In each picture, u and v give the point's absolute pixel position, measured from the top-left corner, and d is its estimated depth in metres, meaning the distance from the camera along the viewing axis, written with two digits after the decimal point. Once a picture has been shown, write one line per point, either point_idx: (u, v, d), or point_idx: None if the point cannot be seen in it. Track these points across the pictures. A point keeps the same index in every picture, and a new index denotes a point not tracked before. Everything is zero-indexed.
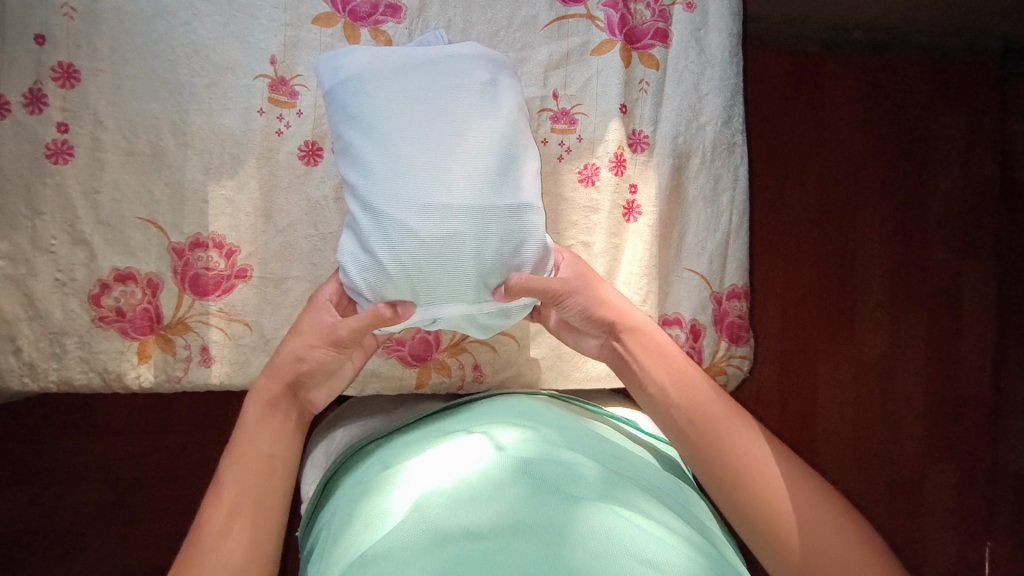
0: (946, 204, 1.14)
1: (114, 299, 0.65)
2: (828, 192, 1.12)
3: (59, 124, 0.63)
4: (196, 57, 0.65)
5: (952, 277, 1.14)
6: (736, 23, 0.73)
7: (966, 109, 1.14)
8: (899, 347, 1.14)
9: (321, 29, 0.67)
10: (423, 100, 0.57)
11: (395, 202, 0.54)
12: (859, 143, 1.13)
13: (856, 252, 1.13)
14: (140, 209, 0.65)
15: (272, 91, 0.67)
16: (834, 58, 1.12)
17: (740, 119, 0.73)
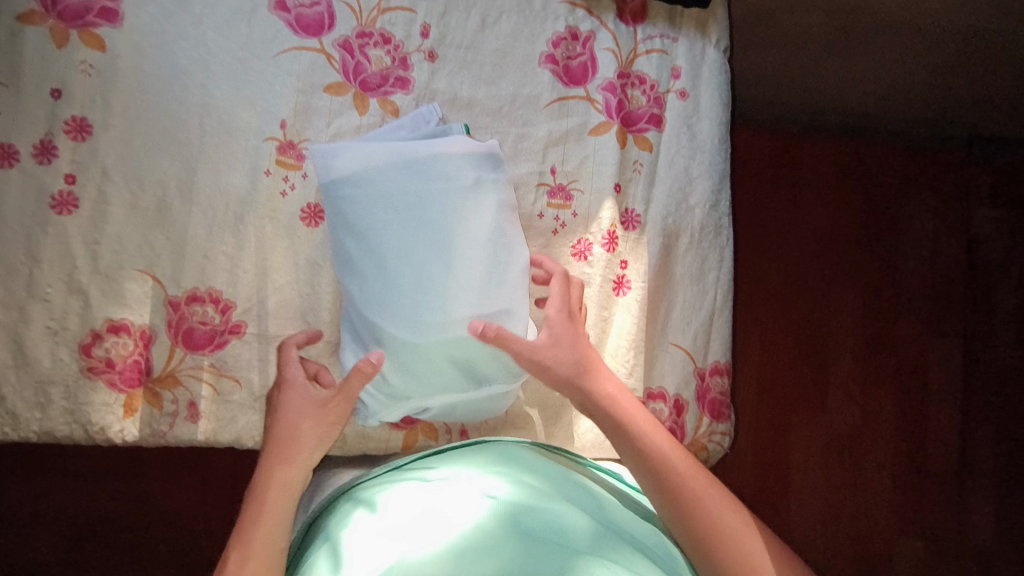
0: (915, 284, 1.19)
1: (105, 350, 0.65)
2: (805, 266, 1.17)
3: (67, 176, 0.64)
4: (208, 118, 0.67)
5: (921, 353, 1.19)
6: (725, 113, 0.78)
7: (935, 194, 1.20)
8: (870, 419, 1.17)
9: (332, 96, 0.70)
10: (416, 214, 0.63)
11: (399, 323, 0.63)
12: (835, 220, 1.18)
13: (831, 325, 1.17)
14: (140, 262, 0.66)
15: (280, 153, 0.69)
16: (811, 139, 1.18)
17: (727, 203, 0.77)
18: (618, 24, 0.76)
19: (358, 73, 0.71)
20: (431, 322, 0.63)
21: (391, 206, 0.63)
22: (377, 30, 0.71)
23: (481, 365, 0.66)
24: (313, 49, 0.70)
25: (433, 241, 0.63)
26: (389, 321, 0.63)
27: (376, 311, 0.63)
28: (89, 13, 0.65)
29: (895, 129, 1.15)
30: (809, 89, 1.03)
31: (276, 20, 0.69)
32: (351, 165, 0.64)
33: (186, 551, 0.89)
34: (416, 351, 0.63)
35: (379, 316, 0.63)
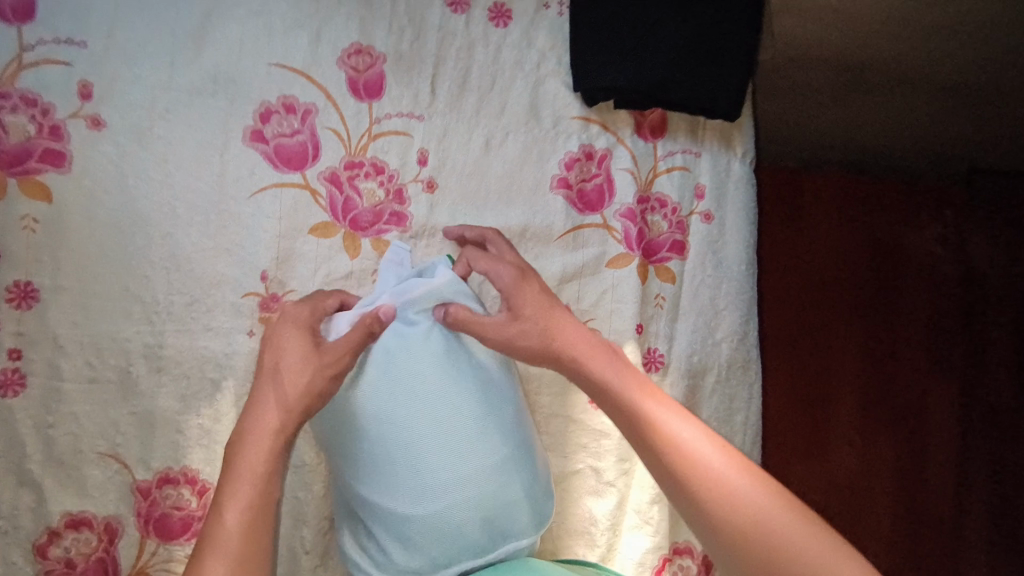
0: (916, 326, 1.10)
1: (62, 550, 0.56)
2: (810, 314, 1.08)
3: (11, 351, 0.55)
4: (176, 272, 0.59)
5: (920, 394, 1.09)
6: (752, 234, 0.72)
7: (939, 224, 1.11)
8: (868, 464, 1.07)
9: (318, 239, 0.62)
10: (408, 373, 0.54)
11: (404, 495, 0.53)
12: (835, 252, 1.09)
13: (834, 367, 1.08)
14: (101, 443, 0.57)
15: (262, 310, 0.60)
16: (812, 175, 1.08)
17: (755, 334, 0.71)
18: (636, 141, 0.69)
19: (348, 210, 0.62)
20: (440, 484, 0.53)
21: (380, 370, 0.55)
22: (368, 159, 0.63)
23: (505, 517, 0.55)
24: (296, 185, 0.61)
25: (431, 399, 0.54)
26: (391, 493, 0.53)
27: (376, 484, 0.54)
28: (31, 156, 0.56)
29: (892, 163, 1.06)
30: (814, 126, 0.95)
31: (254, 152, 0.61)
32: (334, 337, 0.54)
33: None
34: (431, 525, 0.53)
35: (380, 490, 0.54)
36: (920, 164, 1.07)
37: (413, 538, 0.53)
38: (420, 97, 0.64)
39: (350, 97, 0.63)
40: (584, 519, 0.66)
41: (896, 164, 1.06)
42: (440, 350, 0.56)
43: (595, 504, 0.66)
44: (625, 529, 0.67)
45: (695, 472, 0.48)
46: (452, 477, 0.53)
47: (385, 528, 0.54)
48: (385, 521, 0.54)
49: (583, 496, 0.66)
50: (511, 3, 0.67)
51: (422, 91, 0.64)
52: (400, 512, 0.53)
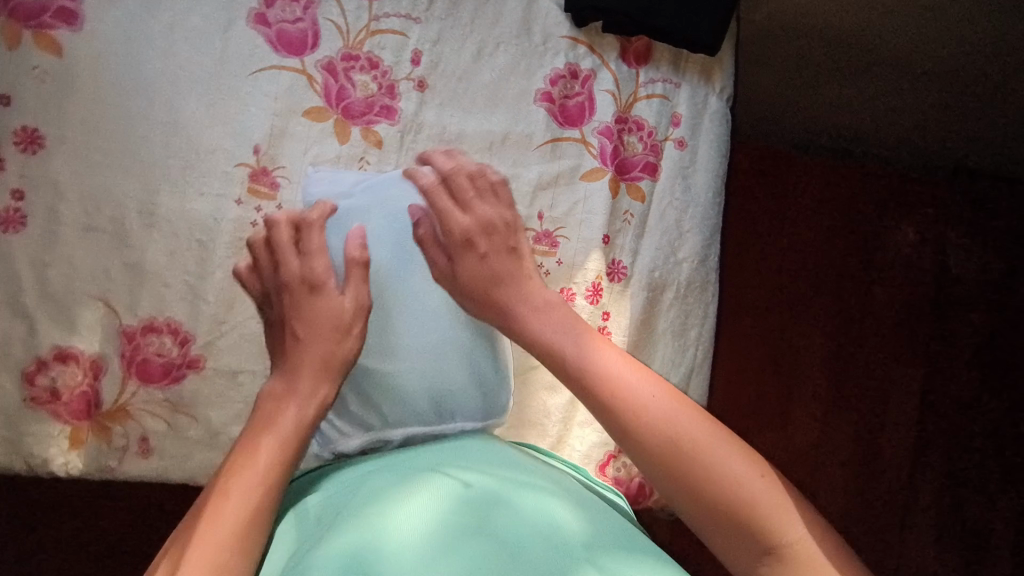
0: (885, 309, 1.22)
1: (50, 379, 0.61)
2: (771, 282, 1.22)
3: (14, 191, 0.60)
4: (174, 137, 0.63)
5: (883, 376, 1.21)
6: (723, 166, 0.76)
7: (918, 224, 1.22)
8: (828, 435, 1.20)
9: (311, 122, 0.66)
10: (389, 245, 0.61)
11: (366, 344, 0.60)
12: (811, 239, 1.22)
13: (800, 342, 1.22)
14: (92, 287, 0.62)
15: (252, 181, 0.64)
16: (807, 158, 1.23)
17: (716, 259, 0.75)
18: (619, 65, 0.73)
19: (341, 98, 0.66)
20: (397, 341, 0.60)
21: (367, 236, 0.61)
22: (364, 53, 0.67)
23: (453, 393, 0.60)
24: (294, 70, 0.65)
25: (405, 273, 0.61)
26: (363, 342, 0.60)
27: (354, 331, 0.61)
28: (46, 13, 0.60)
29: (884, 152, 1.19)
30: (814, 91, 1.03)
31: (256, 34, 0.65)
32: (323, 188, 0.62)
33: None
34: (386, 383, 0.59)
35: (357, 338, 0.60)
36: (905, 157, 1.18)
37: (371, 390, 0.60)
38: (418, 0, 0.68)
39: None
40: (539, 410, 0.71)
41: (887, 154, 1.19)
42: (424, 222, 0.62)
43: (550, 398, 0.71)
44: (577, 425, 0.71)
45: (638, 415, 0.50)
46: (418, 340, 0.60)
47: (350, 381, 0.61)
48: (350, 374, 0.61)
49: (538, 390, 0.71)
50: None
51: None
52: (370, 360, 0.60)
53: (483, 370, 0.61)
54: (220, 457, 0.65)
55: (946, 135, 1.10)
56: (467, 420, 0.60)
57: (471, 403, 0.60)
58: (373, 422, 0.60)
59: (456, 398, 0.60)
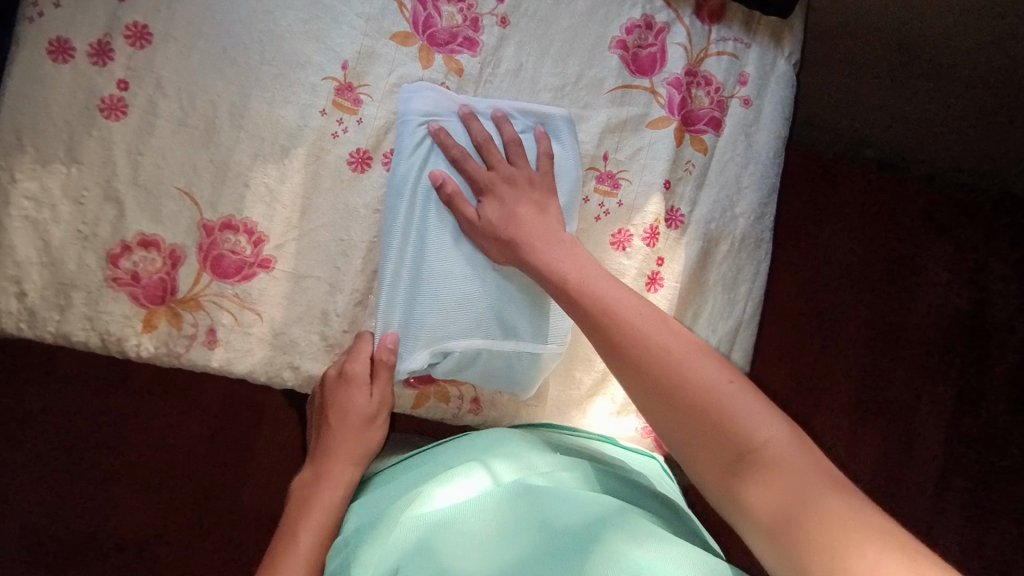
0: (919, 325, 1.21)
1: (131, 263, 0.64)
2: (810, 287, 1.20)
3: (120, 81, 0.64)
4: (270, 45, 0.66)
5: (915, 395, 1.21)
6: (785, 128, 0.77)
7: (957, 245, 1.22)
8: (856, 450, 1.20)
9: (398, 45, 0.69)
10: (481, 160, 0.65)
11: (452, 248, 0.64)
12: (853, 249, 1.21)
13: (833, 351, 1.21)
14: (180, 180, 0.65)
15: (338, 95, 0.67)
16: (843, 166, 1.20)
17: (771, 218, 0.77)
18: (693, 22, 0.75)
19: (428, 26, 0.69)
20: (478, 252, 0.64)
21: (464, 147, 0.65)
22: None
23: (520, 319, 0.65)
24: None
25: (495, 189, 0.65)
26: (445, 260, 0.63)
27: (435, 247, 0.64)
28: None
29: (929, 170, 1.17)
30: (857, 109, 1.04)
31: None
32: (428, 103, 0.66)
33: (199, 493, 0.96)
34: (462, 290, 0.64)
35: (438, 255, 0.63)
36: (953, 175, 1.17)
37: (444, 294, 0.63)
38: None
39: None
40: (588, 346, 0.71)
41: (932, 171, 1.17)
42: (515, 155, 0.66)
43: None
44: None
45: (644, 361, 0.52)
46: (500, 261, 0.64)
47: (425, 281, 0.63)
48: (427, 276, 0.63)
49: None
50: None
51: None
52: (452, 274, 0.63)
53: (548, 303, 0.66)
54: (281, 356, 0.67)
55: (995, 157, 1.09)
56: (532, 343, 0.65)
57: (530, 330, 0.65)
58: (441, 329, 0.63)
59: (525, 320, 0.65)
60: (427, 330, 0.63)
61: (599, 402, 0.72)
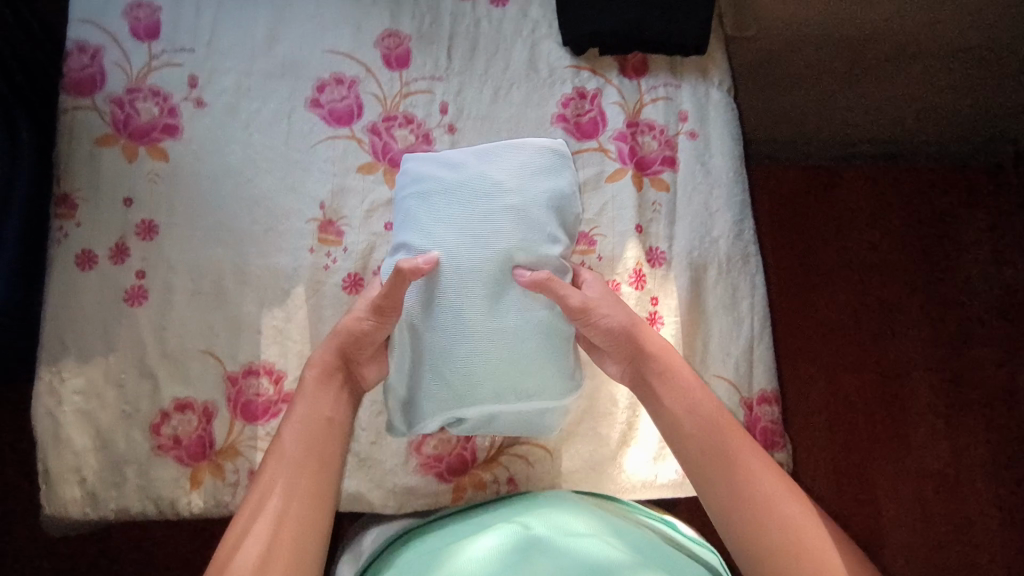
0: (984, 299, 1.20)
1: (172, 428, 0.70)
2: (842, 286, 1.20)
3: (138, 272, 0.72)
4: (257, 207, 0.75)
5: (1011, 372, 1.16)
6: (736, 147, 0.81)
7: (988, 213, 1.23)
8: (964, 447, 1.13)
9: (364, 175, 0.77)
10: (480, 203, 0.64)
11: (462, 300, 0.62)
12: (884, 246, 1.22)
13: (900, 347, 1.18)
14: (201, 342, 0.72)
15: (321, 231, 0.75)
16: (846, 169, 1.26)
17: (751, 232, 0.78)
18: (623, 80, 0.82)
19: (386, 152, 0.78)
20: (487, 301, 0.62)
21: (462, 194, 0.64)
22: (401, 112, 0.79)
23: (534, 370, 0.63)
24: (345, 137, 0.78)
25: (495, 228, 0.63)
26: (443, 327, 0.62)
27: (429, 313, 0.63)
28: (154, 130, 0.75)
29: (932, 149, 1.21)
30: (845, 118, 1.11)
31: (313, 116, 0.78)
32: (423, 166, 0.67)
33: None
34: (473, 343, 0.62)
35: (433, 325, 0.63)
36: (956, 147, 1.20)
37: (457, 352, 0.62)
38: (438, 63, 0.81)
39: (384, 68, 0.80)
40: (607, 400, 0.72)
41: (935, 149, 1.21)
42: (508, 208, 0.63)
43: (614, 386, 0.72)
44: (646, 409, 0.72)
45: (712, 449, 0.61)
46: (492, 328, 0.62)
47: (436, 341, 0.62)
48: (439, 335, 0.62)
49: (603, 379, 0.72)
50: None
51: (439, 59, 0.81)
52: (462, 328, 0.62)
53: (560, 353, 0.64)
54: None
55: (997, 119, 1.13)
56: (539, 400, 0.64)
57: (548, 380, 0.63)
58: (458, 389, 0.63)
59: (529, 382, 0.63)
60: (433, 402, 0.64)
61: (632, 452, 0.71)
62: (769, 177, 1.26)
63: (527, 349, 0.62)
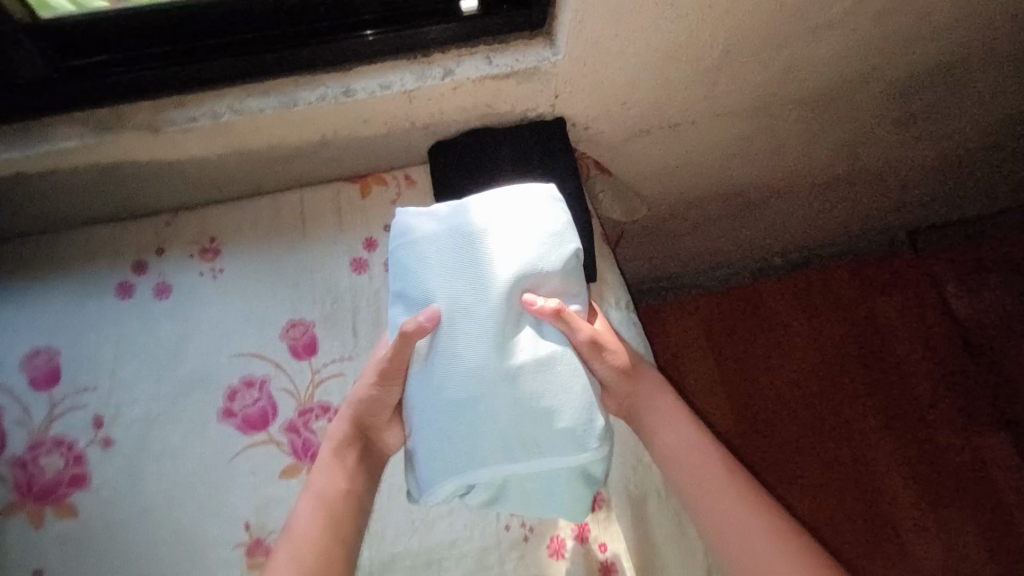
0: (910, 352, 1.51)
1: None
2: (790, 370, 1.51)
3: None
4: (178, 543, 0.71)
5: (945, 405, 1.45)
6: (648, 363, 0.85)
7: (896, 289, 1.58)
8: (927, 475, 1.39)
9: (289, 480, 0.75)
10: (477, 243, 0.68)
11: (468, 345, 0.65)
12: (810, 332, 1.54)
13: (850, 407, 1.47)
14: None
15: (250, 556, 0.71)
16: (762, 283, 1.60)
17: None
18: None
19: (308, 448, 0.76)
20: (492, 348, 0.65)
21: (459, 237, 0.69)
22: (316, 403, 0.79)
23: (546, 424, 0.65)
24: (263, 442, 0.77)
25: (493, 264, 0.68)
26: (454, 373, 0.65)
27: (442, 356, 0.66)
28: (60, 485, 0.73)
29: (832, 249, 1.59)
30: (733, 247, 1.51)
31: (226, 426, 0.77)
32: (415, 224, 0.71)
33: None
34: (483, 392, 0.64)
35: (447, 366, 0.65)
36: (857, 242, 1.59)
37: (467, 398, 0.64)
38: (346, 344, 0.83)
39: (293, 360, 0.81)
40: None
41: (836, 249, 1.59)
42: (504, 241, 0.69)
43: None
44: None
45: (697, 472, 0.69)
46: (508, 362, 0.65)
47: (448, 389, 0.65)
48: (447, 389, 0.65)
49: None
50: None
51: (346, 339, 0.83)
52: (472, 377, 0.64)
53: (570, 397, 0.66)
54: None
55: (851, 218, 1.51)
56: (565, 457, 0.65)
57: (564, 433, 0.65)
58: (475, 446, 0.64)
59: (559, 422, 0.64)
60: (456, 454, 0.64)
61: None
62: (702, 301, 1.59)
63: (550, 383, 0.65)
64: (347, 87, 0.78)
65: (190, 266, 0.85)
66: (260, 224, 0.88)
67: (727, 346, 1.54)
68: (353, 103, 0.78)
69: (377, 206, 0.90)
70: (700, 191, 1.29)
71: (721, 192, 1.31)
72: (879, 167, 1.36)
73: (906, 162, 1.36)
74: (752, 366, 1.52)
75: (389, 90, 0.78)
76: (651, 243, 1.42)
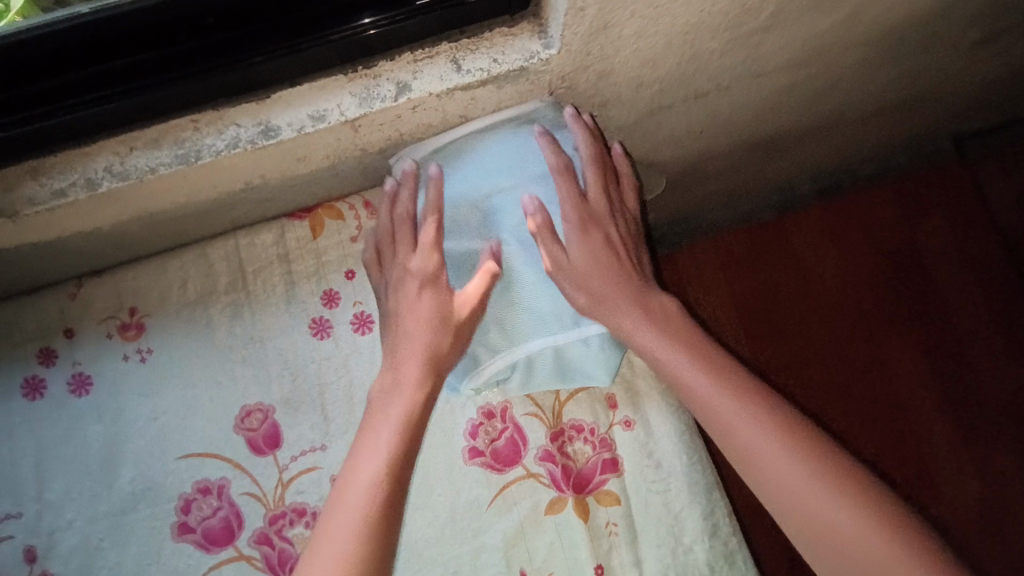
0: (949, 280, 1.28)
1: None
2: (817, 313, 1.26)
3: None
4: None
5: (984, 335, 1.26)
6: (682, 416, 0.72)
7: (940, 211, 1.30)
8: (967, 413, 1.23)
9: None
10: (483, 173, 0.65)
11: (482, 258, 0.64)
12: (839, 266, 1.28)
13: (886, 350, 1.25)
14: None
15: None
16: (790, 218, 1.30)
17: (725, 513, 0.69)
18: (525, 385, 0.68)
19: (285, 561, 0.65)
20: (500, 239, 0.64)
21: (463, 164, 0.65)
22: (288, 506, 0.66)
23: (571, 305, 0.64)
24: (231, 559, 0.65)
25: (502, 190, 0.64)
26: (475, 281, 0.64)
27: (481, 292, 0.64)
28: None
29: (873, 169, 1.28)
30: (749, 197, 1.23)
31: (182, 545, 0.65)
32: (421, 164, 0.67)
33: None
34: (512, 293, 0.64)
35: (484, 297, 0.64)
36: (899, 161, 1.29)
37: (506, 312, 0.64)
38: (317, 428, 0.68)
39: (254, 456, 0.67)
40: None
41: (875, 169, 1.29)
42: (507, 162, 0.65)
43: None
44: None
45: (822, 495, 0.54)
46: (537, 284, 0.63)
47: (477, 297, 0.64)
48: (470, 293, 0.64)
49: None
50: (369, 308, 0.71)
51: (317, 423, 0.68)
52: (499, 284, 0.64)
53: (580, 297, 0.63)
54: None
55: (885, 154, 1.25)
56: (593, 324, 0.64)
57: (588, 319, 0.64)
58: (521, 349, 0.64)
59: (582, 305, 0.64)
60: (497, 331, 0.64)
61: None
62: (708, 244, 1.29)
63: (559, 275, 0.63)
64: (266, 122, 0.57)
65: (111, 350, 0.69)
66: (188, 284, 0.71)
67: (741, 293, 1.27)
68: (277, 145, 0.58)
69: (334, 246, 0.72)
70: (734, 158, 1.05)
71: (758, 153, 1.06)
72: (945, 98, 1.10)
73: (979, 87, 1.09)
74: (773, 312, 1.27)
75: (324, 123, 0.57)
76: (668, 224, 1.23)
